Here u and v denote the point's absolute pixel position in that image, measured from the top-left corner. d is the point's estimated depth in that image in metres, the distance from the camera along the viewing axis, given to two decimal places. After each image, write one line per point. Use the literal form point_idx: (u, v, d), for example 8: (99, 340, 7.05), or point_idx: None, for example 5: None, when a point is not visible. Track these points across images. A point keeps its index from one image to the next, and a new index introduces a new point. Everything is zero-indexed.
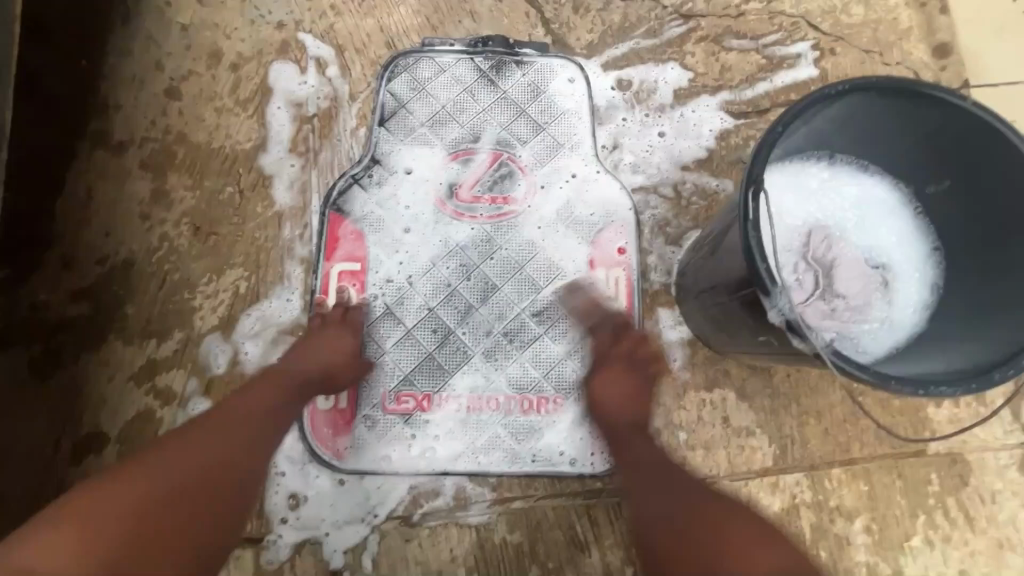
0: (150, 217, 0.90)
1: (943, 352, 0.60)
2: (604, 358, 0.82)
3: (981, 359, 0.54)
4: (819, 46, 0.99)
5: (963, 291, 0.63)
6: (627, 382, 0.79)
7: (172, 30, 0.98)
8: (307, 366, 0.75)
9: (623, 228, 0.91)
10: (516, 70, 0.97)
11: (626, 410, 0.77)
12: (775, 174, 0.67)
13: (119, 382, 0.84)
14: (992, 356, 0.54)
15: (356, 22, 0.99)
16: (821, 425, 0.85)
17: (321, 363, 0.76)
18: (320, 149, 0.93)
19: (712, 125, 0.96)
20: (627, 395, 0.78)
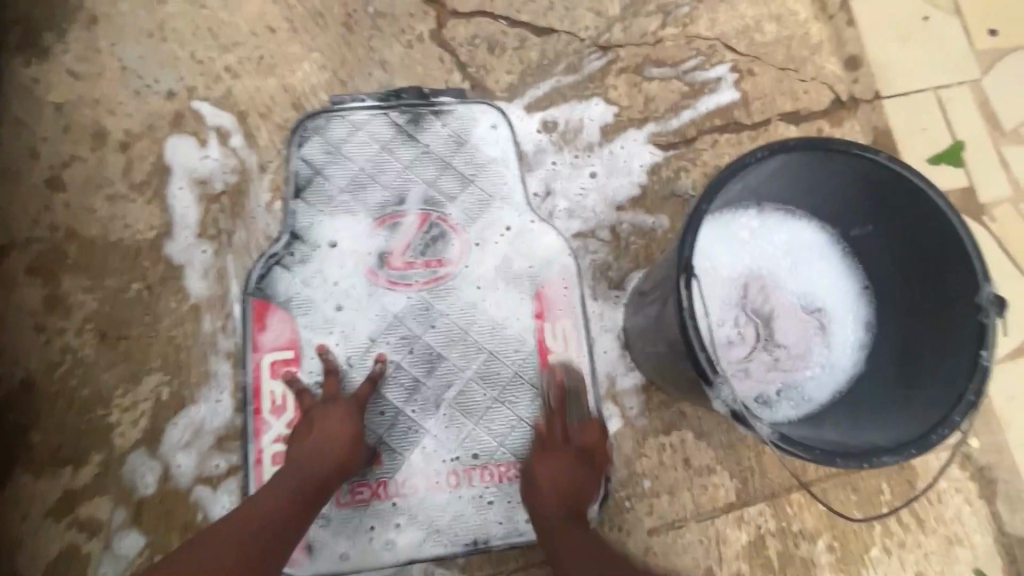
0: (46, 328, 0.81)
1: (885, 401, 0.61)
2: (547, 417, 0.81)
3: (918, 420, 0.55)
4: (737, 68, 0.99)
5: (896, 329, 0.64)
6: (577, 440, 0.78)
7: (44, 111, 0.88)
8: (311, 464, 0.69)
9: (565, 277, 0.88)
10: (434, 121, 0.92)
11: (556, 481, 0.74)
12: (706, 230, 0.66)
13: (35, 520, 0.76)
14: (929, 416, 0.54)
15: (257, 83, 0.91)
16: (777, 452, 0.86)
17: (326, 455, 0.70)
18: (233, 229, 0.86)
19: (643, 160, 0.94)
20: (565, 485, 0.74)
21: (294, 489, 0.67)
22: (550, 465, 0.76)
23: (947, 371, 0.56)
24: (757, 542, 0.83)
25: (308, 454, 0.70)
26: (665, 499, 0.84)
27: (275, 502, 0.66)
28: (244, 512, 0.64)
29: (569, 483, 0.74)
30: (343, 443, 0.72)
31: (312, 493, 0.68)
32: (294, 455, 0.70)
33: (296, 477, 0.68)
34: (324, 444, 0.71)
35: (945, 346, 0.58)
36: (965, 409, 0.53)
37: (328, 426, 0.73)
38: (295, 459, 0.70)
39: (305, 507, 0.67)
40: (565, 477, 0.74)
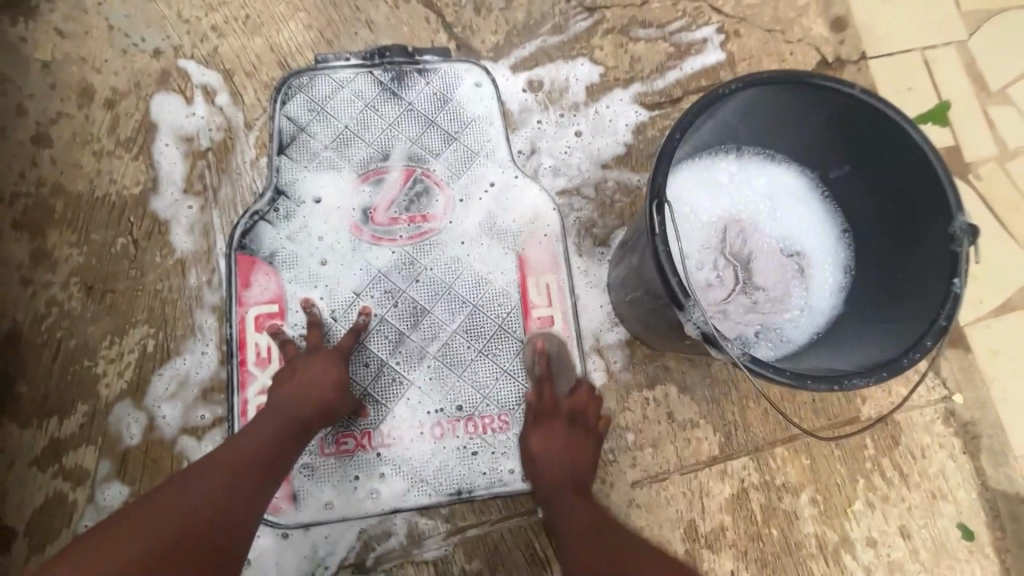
0: (32, 282, 0.81)
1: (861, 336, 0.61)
2: (536, 418, 0.77)
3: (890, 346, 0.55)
4: (723, 29, 0.99)
5: (872, 268, 0.65)
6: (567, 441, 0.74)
7: (31, 69, 0.88)
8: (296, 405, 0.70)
9: (550, 233, 0.89)
10: (419, 79, 0.92)
11: (563, 466, 0.72)
12: (683, 174, 0.67)
13: (21, 469, 0.76)
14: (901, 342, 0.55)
15: (243, 42, 0.91)
16: (761, 407, 0.86)
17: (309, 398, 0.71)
18: (218, 185, 0.86)
19: (628, 119, 0.94)
20: (567, 452, 0.73)
21: (278, 429, 0.68)
22: (554, 438, 0.74)
23: (920, 300, 0.57)
24: (741, 495, 0.84)
25: (292, 397, 0.71)
26: (649, 452, 0.84)
27: (259, 440, 0.66)
28: (226, 448, 0.64)
29: (570, 451, 0.74)
30: (327, 389, 0.73)
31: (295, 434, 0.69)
32: (279, 397, 0.71)
33: (281, 417, 0.69)
34: (311, 388, 0.72)
35: (919, 278, 0.58)
36: (936, 334, 0.54)
37: (313, 372, 0.73)
38: (281, 401, 0.70)
39: (289, 446, 0.68)
40: (558, 449, 0.74)
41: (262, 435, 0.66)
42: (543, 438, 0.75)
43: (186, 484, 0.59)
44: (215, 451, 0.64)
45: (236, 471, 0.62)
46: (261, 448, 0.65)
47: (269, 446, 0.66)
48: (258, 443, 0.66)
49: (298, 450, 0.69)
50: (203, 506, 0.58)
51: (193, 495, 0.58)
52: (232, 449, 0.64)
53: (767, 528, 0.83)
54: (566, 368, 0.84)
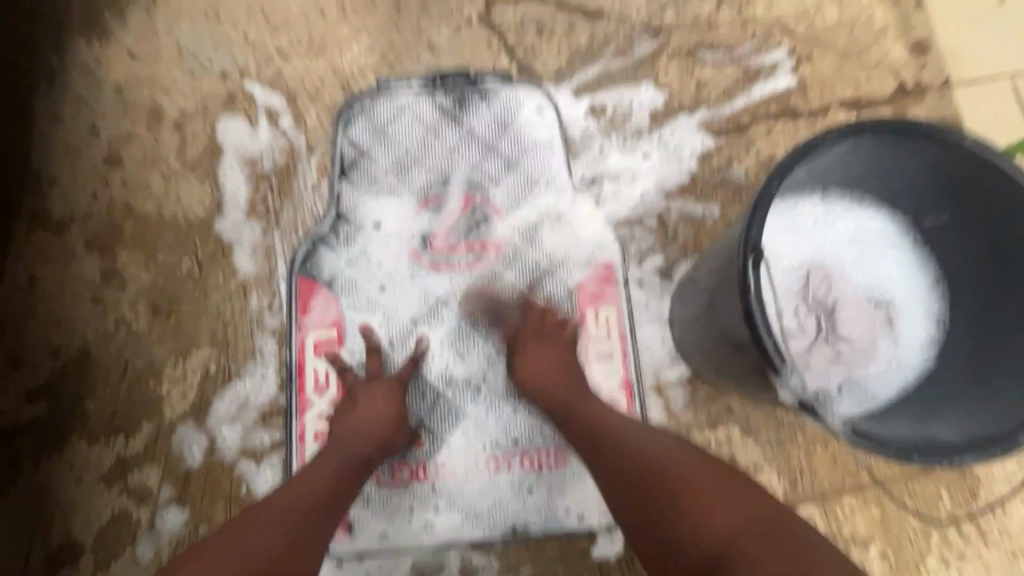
0: (102, 300, 0.83)
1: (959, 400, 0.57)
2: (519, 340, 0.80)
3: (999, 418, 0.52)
4: (795, 53, 0.95)
5: (971, 324, 0.61)
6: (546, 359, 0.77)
7: (104, 90, 0.90)
8: (357, 441, 0.70)
9: (610, 265, 0.86)
10: (480, 103, 0.91)
11: (559, 378, 0.76)
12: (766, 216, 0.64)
13: (88, 486, 0.78)
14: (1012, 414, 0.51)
15: (307, 65, 0.92)
16: (829, 453, 0.82)
17: (369, 433, 0.71)
18: (281, 209, 0.87)
19: (693, 146, 0.91)
20: (557, 365, 0.77)
21: (342, 465, 0.68)
22: (534, 356, 0.78)
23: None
24: None
25: (348, 432, 0.71)
26: None
27: (319, 481, 0.66)
28: (292, 485, 0.64)
29: (563, 362, 0.78)
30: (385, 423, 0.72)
31: (358, 470, 0.69)
32: (337, 431, 0.71)
33: (339, 454, 0.69)
34: (369, 423, 0.72)
35: None
36: None
37: (371, 406, 0.74)
38: (340, 436, 0.70)
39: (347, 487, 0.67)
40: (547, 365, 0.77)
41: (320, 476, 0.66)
42: (536, 361, 0.77)
43: (252, 525, 0.58)
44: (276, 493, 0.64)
45: (300, 509, 0.61)
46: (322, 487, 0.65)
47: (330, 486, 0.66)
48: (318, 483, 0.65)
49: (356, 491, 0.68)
50: (268, 543, 0.56)
51: (257, 533, 0.57)
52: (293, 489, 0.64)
53: None
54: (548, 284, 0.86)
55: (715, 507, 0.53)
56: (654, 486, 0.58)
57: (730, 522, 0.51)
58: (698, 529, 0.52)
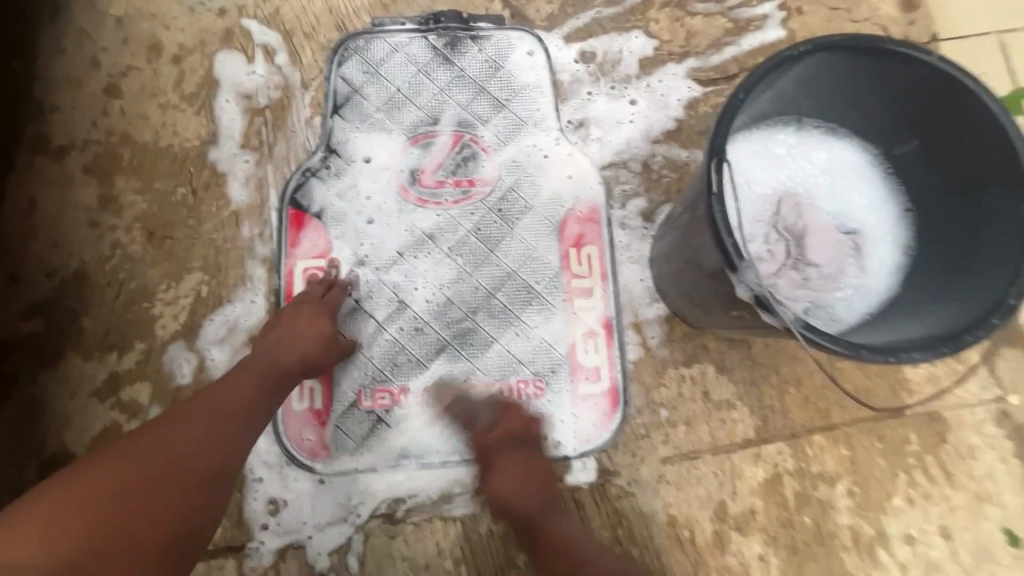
0: (99, 224, 0.86)
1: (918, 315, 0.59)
2: (485, 455, 0.76)
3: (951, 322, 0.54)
4: (785, 6, 0.96)
5: (935, 247, 0.63)
6: (523, 474, 0.74)
7: (105, 23, 0.92)
8: (284, 355, 0.69)
9: (594, 204, 0.88)
10: (471, 46, 0.92)
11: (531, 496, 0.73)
12: (741, 143, 0.65)
13: (81, 399, 0.81)
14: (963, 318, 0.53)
15: (304, 4, 0.94)
16: (800, 393, 0.84)
17: (295, 348, 0.70)
18: (274, 142, 0.89)
19: (680, 94, 0.93)
20: (524, 479, 0.74)
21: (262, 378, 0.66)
22: (513, 462, 0.75)
23: (990, 279, 0.55)
24: (774, 480, 0.82)
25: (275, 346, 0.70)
26: (682, 429, 0.83)
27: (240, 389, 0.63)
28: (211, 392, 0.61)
29: (538, 474, 0.75)
30: (312, 341, 0.71)
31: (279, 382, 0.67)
32: (265, 344, 0.70)
33: (261, 365, 0.67)
34: (298, 338, 0.71)
35: (990, 258, 0.56)
36: (1004, 313, 0.52)
37: (304, 321, 0.73)
38: (268, 349, 0.69)
39: (265, 398, 0.64)
40: (531, 489, 0.73)
41: (230, 391, 0.62)
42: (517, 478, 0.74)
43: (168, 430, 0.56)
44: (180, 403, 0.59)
45: (208, 418, 0.58)
46: (234, 397, 0.62)
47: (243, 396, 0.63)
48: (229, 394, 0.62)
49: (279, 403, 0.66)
50: (175, 457, 0.54)
51: (164, 444, 0.54)
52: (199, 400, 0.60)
53: (800, 515, 0.81)
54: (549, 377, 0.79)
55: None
56: None
57: None
58: None
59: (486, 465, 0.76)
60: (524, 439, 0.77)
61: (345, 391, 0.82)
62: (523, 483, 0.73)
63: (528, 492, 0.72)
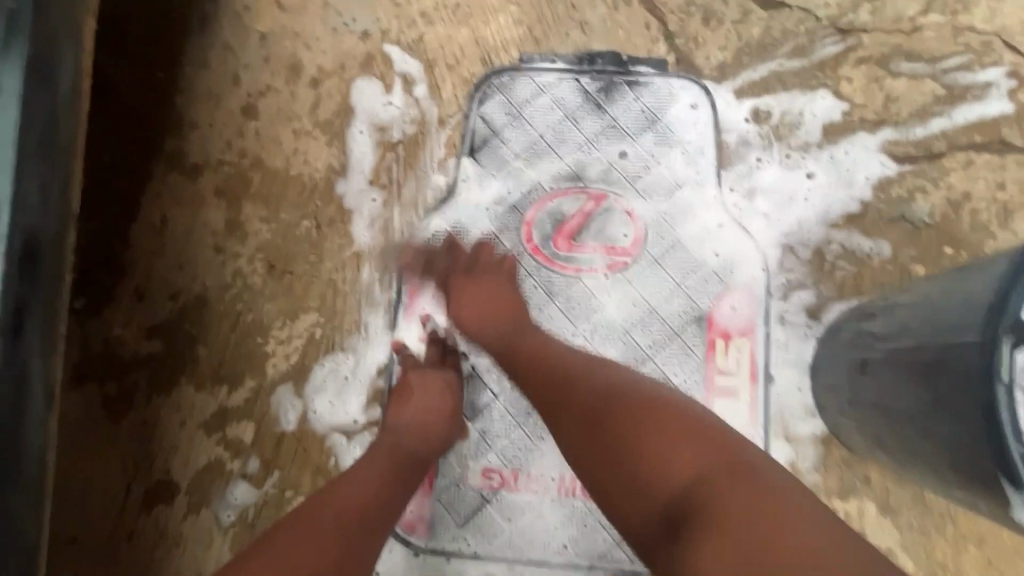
0: (223, 250, 0.84)
1: None
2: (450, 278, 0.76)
3: None
4: (1017, 73, 0.79)
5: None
6: (486, 291, 0.72)
7: (250, 39, 0.89)
8: (415, 434, 0.68)
9: (751, 291, 0.76)
10: (628, 92, 0.82)
11: (501, 313, 0.70)
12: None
13: (190, 430, 0.80)
14: None
15: (450, 33, 0.87)
16: (982, 554, 0.70)
17: (424, 428, 0.69)
18: (404, 181, 0.84)
19: (870, 171, 0.79)
20: (498, 300, 0.71)
21: (392, 466, 0.64)
22: (475, 281, 0.74)
23: None
24: None
25: (410, 426, 0.68)
26: None
27: (372, 479, 0.61)
28: (346, 482, 0.60)
29: (499, 298, 0.72)
30: (440, 419, 0.70)
31: (408, 470, 0.65)
32: (393, 426, 0.68)
33: (393, 452, 0.65)
34: (425, 421, 0.69)
35: None
36: None
37: (428, 398, 0.71)
38: (397, 431, 0.68)
39: (392, 493, 0.61)
40: (482, 316, 0.70)
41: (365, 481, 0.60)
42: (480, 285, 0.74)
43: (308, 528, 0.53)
44: (309, 497, 0.57)
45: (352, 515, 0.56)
46: (369, 492, 0.59)
47: (374, 493, 0.60)
48: (361, 488, 0.59)
49: (405, 499, 0.63)
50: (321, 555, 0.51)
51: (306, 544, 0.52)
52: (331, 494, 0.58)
53: None
54: None
55: (675, 446, 0.47)
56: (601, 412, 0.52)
57: (693, 462, 0.46)
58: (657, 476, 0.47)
59: (451, 295, 0.74)
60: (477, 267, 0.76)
61: (451, 466, 0.76)
62: (495, 307, 0.71)
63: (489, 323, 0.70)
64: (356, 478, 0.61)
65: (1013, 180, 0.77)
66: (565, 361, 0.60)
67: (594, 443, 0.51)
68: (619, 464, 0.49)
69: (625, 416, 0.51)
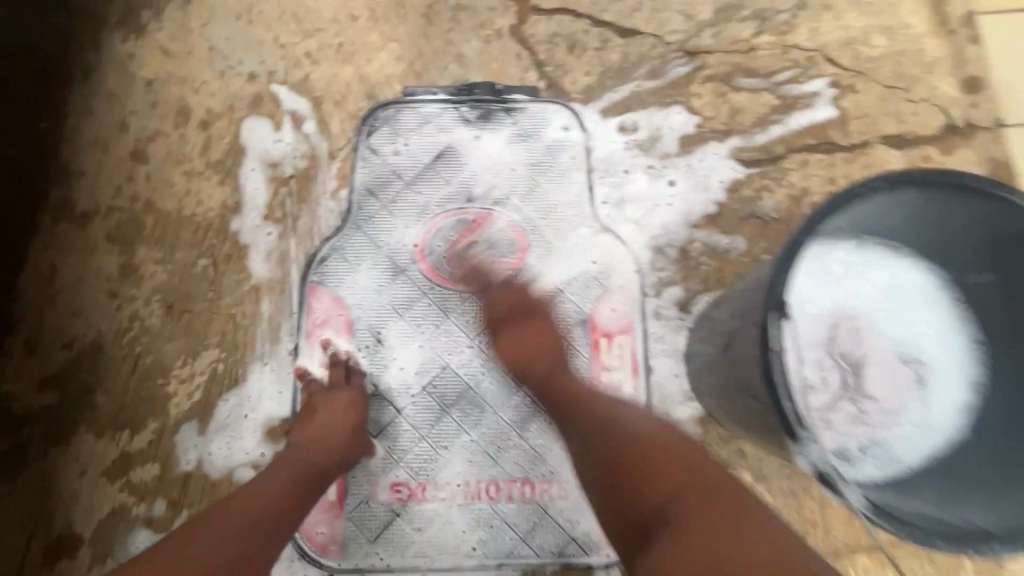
0: (118, 295, 0.84)
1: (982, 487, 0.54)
2: (501, 318, 0.76)
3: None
4: (837, 83, 0.91)
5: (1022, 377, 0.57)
6: (533, 338, 0.73)
7: (136, 86, 0.91)
8: (317, 447, 0.68)
9: (628, 293, 0.84)
10: (505, 118, 0.89)
11: (544, 359, 0.71)
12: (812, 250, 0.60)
13: (92, 478, 0.79)
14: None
15: (334, 71, 0.91)
16: (844, 509, 0.78)
17: (327, 443, 0.69)
18: (298, 214, 0.87)
19: (723, 175, 0.88)
20: (541, 348, 0.72)
21: (291, 480, 0.65)
22: (512, 330, 0.74)
23: None
24: None
25: (309, 442, 0.69)
26: None
27: (269, 493, 0.63)
28: (240, 497, 0.61)
29: (549, 343, 0.73)
30: (344, 435, 0.70)
31: (309, 484, 0.66)
32: (294, 445, 0.69)
33: (295, 468, 0.66)
34: (328, 436, 0.70)
35: None
36: None
37: (333, 419, 0.72)
38: (300, 447, 0.68)
39: (292, 508, 0.63)
40: (524, 352, 0.72)
41: (260, 496, 0.62)
42: (512, 338, 0.74)
43: (194, 542, 0.55)
44: (203, 510, 0.60)
45: (239, 530, 0.58)
46: (262, 507, 0.61)
47: (272, 503, 0.62)
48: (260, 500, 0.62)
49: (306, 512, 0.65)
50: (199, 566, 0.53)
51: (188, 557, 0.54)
52: (226, 508, 0.60)
53: None
54: None
55: (664, 464, 0.55)
56: (609, 434, 0.60)
57: (677, 479, 0.53)
58: (644, 486, 0.54)
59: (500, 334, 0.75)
60: (525, 311, 0.75)
61: (360, 484, 0.78)
62: (543, 351, 0.72)
63: (535, 353, 0.71)
64: (251, 494, 0.62)
65: (841, 175, 0.88)
66: (564, 385, 0.68)
67: (604, 463, 0.58)
68: (623, 473, 0.56)
69: (625, 444, 0.58)
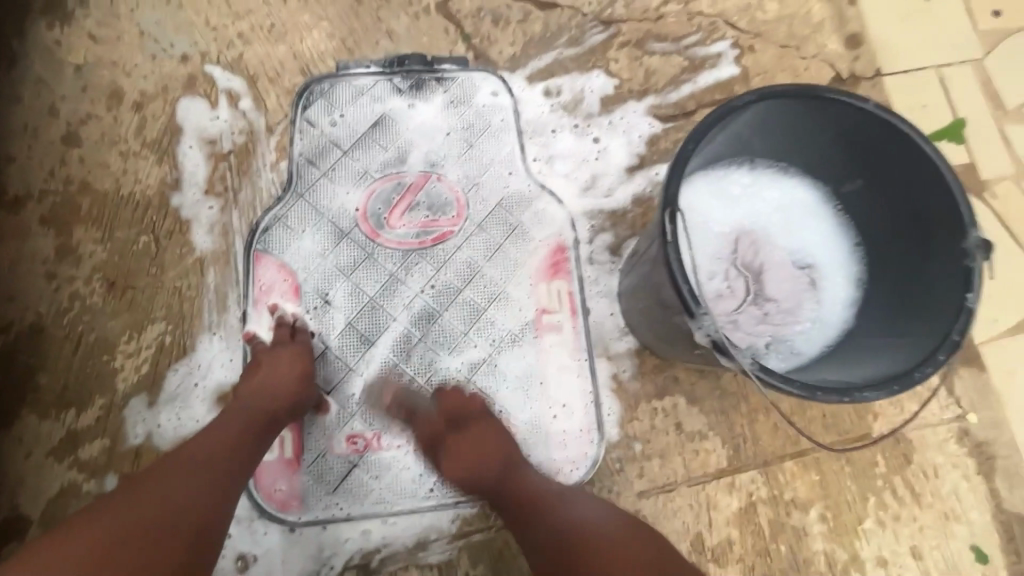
0: (56, 276, 0.84)
1: (864, 360, 0.64)
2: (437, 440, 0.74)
3: (895, 368, 0.59)
4: (738, 44, 1.00)
5: (889, 260, 0.69)
6: (477, 440, 0.71)
7: (64, 71, 0.91)
8: (264, 395, 0.71)
9: (562, 241, 0.89)
10: (436, 87, 0.94)
11: (490, 463, 0.69)
12: (698, 182, 0.71)
13: (38, 459, 0.78)
14: (905, 364, 0.59)
15: (268, 50, 0.94)
16: (770, 421, 0.85)
17: (274, 391, 0.72)
18: (239, 187, 0.89)
19: (642, 130, 0.95)
20: (480, 451, 0.70)
21: (243, 424, 0.67)
22: (465, 433, 0.72)
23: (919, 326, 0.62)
24: (748, 509, 0.82)
25: (250, 393, 0.71)
26: (656, 462, 0.83)
27: (223, 436, 0.65)
28: (195, 442, 0.63)
29: (484, 445, 0.71)
30: (291, 383, 0.73)
31: (262, 428, 0.69)
32: (241, 395, 0.71)
33: (245, 414, 0.69)
34: (273, 385, 0.72)
35: (921, 298, 0.63)
36: (950, 348, 0.57)
37: (278, 372, 0.74)
38: (247, 396, 0.71)
39: (247, 449, 0.66)
40: (472, 468, 0.69)
41: (216, 439, 0.64)
42: (456, 460, 0.70)
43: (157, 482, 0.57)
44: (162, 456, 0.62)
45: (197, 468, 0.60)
46: (218, 448, 0.63)
47: (226, 445, 0.64)
48: (207, 448, 0.63)
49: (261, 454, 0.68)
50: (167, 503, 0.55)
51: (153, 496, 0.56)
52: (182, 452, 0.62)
53: (776, 543, 0.82)
54: (572, 383, 0.85)
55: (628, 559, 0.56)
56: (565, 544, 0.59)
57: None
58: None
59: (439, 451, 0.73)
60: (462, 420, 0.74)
61: (316, 440, 0.80)
62: (478, 459, 0.69)
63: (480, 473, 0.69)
64: (206, 437, 0.64)
65: None
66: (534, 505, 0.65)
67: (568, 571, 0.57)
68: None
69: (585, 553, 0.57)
